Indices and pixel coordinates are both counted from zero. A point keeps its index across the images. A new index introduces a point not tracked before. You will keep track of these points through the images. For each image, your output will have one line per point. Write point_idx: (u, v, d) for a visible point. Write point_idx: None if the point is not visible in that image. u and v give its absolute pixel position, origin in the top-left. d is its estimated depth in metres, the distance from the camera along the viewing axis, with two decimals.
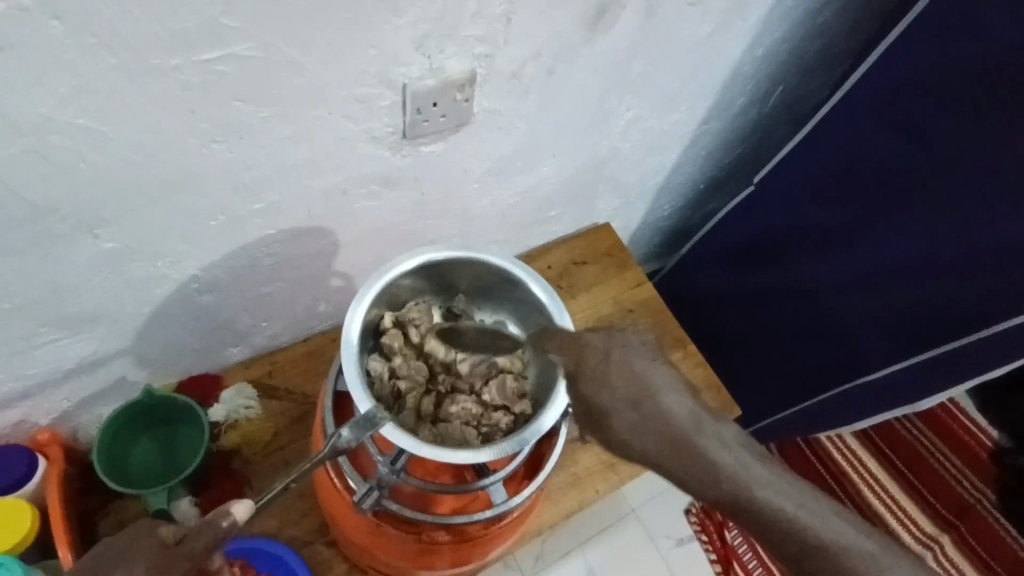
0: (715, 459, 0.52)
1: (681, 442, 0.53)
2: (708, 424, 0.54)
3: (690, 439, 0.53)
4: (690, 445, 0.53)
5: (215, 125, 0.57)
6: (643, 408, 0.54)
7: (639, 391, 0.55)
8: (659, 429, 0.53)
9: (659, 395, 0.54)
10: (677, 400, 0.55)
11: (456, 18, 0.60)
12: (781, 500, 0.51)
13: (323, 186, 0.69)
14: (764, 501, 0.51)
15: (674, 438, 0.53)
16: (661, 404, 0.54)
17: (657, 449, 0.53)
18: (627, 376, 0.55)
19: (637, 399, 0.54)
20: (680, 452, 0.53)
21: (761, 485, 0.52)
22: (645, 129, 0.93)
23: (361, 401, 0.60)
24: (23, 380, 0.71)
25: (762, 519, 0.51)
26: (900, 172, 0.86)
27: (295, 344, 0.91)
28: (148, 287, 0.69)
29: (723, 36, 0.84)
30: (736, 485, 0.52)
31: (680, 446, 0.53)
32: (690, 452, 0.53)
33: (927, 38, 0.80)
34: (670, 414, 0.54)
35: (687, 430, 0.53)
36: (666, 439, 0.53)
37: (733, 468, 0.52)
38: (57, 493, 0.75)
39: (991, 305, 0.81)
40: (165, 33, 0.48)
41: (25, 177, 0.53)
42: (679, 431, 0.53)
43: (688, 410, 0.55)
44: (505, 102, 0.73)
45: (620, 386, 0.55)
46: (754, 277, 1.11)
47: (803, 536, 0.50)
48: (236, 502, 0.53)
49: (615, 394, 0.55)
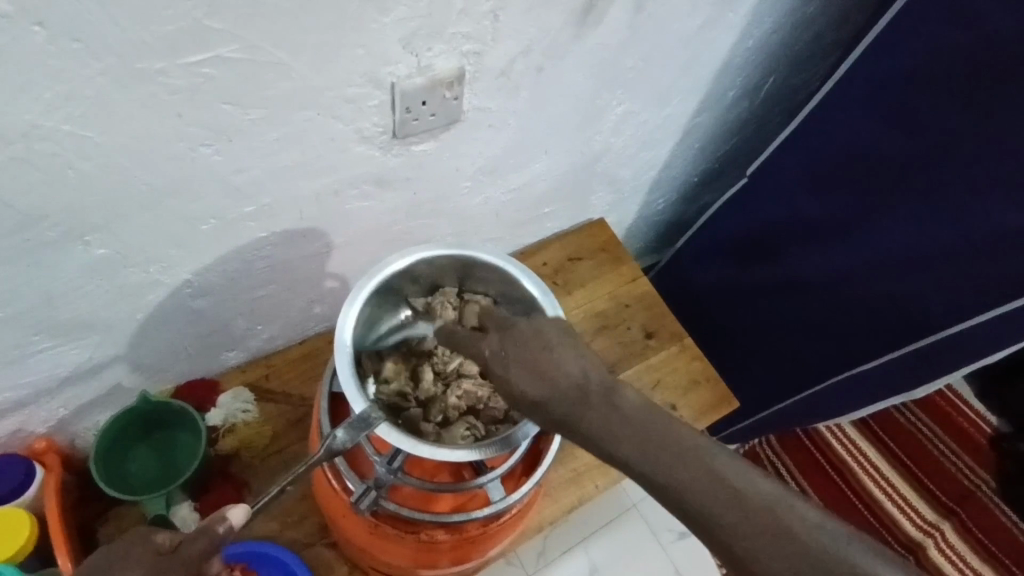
0: (614, 425, 0.48)
1: (572, 405, 0.50)
2: (606, 389, 0.51)
3: (583, 404, 0.50)
4: (583, 412, 0.50)
5: (204, 128, 0.57)
6: (537, 376, 0.52)
7: (534, 361, 0.53)
8: (549, 394, 0.51)
9: (551, 360, 0.53)
10: (571, 368, 0.52)
11: (442, 16, 0.60)
12: (680, 459, 0.45)
13: (315, 188, 0.69)
14: (661, 466, 0.45)
15: (563, 402, 0.51)
16: (551, 371, 0.52)
17: (555, 417, 0.51)
18: (523, 346, 0.55)
19: (532, 367, 0.53)
20: (570, 416, 0.50)
21: (660, 443, 0.46)
22: (636, 124, 0.93)
23: (356, 402, 0.59)
24: (19, 389, 0.71)
25: (661, 484, 0.45)
26: (891, 160, 0.87)
27: (292, 347, 0.91)
28: (141, 292, 0.69)
29: (712, 28, 0.84)
30: (626, 444, 0.47)
31: (572, 412, 0.50)
32: (580, 415, 0.50)
33: (916, 25, 0.79)
34: (563, 380, 0.52)
35: (580, 395, 0.50)
36: (558, 405, 0.51)
37: (622, 430, 0.47)
38: (55, 501, 0.75)
39: (987, 291, 0.81)
40: (150, 36, 0.48)
41: (13, 185, 0.53)
42: (573, 395, 0.51)
43: (585, 375, 0.52)
44: (495, 99, 0.73)
45: (520, 358, 0.54)
46: (749, 269, 1.11)
47: (708, 505, 0.42)
48: (232, 506, 0.54)
49: (510, 365, 0.54)
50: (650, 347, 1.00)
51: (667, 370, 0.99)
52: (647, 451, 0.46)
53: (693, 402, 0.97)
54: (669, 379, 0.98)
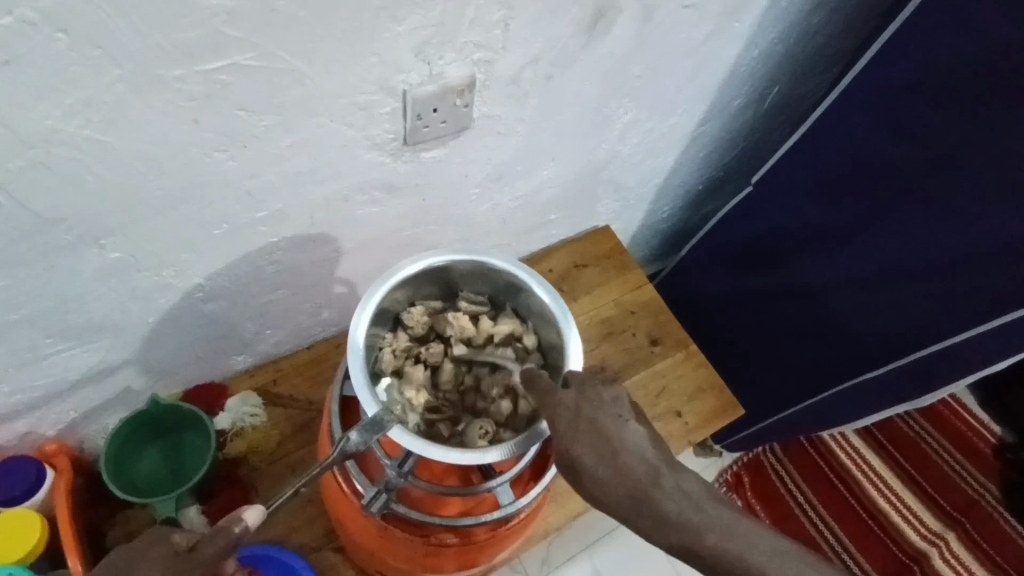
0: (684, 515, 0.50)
1: (639, 490, 0.51)
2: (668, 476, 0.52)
3: (654, 490, 0.51)
4: (653, 501, 0.51)
5: (219, 134, 0.58)
6: (605, 461, 0.52)
7: (600, 442, 0.53)
8: (618, 480, 0.52)
9: (618, 443, 0.53)
10: (637, 457, 0.53)
11: (454, 25, 0.61)
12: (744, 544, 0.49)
13: (326, 193, 0.70)
14: (727, 548, 0.49)
15: (630, 488, 0.51)
16: (618, 460, 0.52)
17: (618, 500, 0.52)
18: (590, 425, 0.54)
19: (600, 449, 0.53)
20: (638, 504, 0.51)
21: (724, 528, 0.50)
22: (642, 132, 0.94)
23: (367, 405, 0.60)
24: (30, 392, 0.71)
25: (724, 566, 0.49)
26: (896, 169, 0.87)
27: (299, 352, 0.91)
28: (153, 296, 0.70)
29: (718, 38, 0.85)
30: (694, 527, 0.50)
31: (638, 497, 0.51)
32: (651, 500, 0.51)
33: (921, 36, 0.80)
34: (629, 467, 0.52)
35: (648, 480, 0.52)
36: (625, 489, 0.51)
37: (701, 523, 0.50)
38: (65, 502, 0.75)
39: (990, 299, 0.81)
40: (169, 44, 0.49)
41: (32, 188, 0.53)
42: (638, 478, 0.52)
43: (648, 461, 0.53)
44: (504, 107, 0.74)
45: (589, 437, 0.54)
46: (754, 277, 1.11)
47: None
48: (247, 507, 0.54)
49: (575, 442, 0.54)
50: (656, 354, 1.00)
51: (672, 378, 0.99)
52: (713, 534, 0.50)
53: (699, 409, 0.98)
54: (676, 385, 0.99)
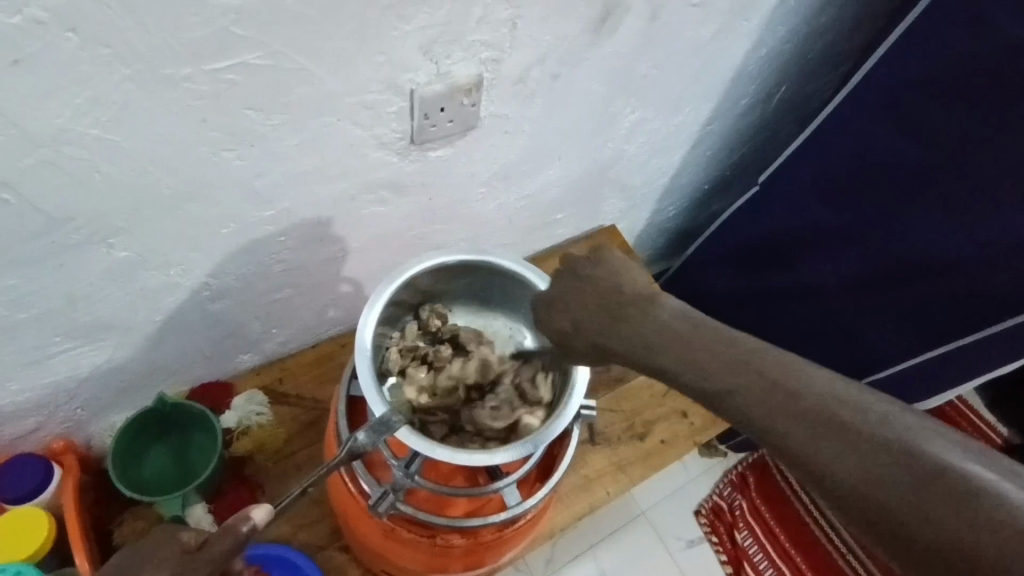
0: (736, 381, 0.49)
1: (667, 348, 0.54)
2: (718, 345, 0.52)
3: (660, 326, 0.56)
4: (698, 362, 0.52)
5: (227, 134, 0.58)
6: (589, 310, 0.61)
7: (580, 296, 0.62)
8: (603, 323, 0.59)
9: (605, 292, 0.61)
10: (662, 326, 0.56)
11: (462, 24, 0.61)
12: (803, 400, 0.46)
13: (333, 192, 0.70)
14: (787, 405, 0.46)
15: (671, 357, 0.54)
16: (646, 331, 0.56)
17: (640, 353, 0.56)
18: (575, 291, 0.63)
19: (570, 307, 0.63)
20: (626, 340, 0.57)
21: (781, 383, 0.48)
22: (649, 131, 0.93)
23: (376, 405, 0.60)
24: (38, 390, 0.72)
25: (782, 433, 0.46)
26: (905, 169, 0.86)
27: (305, 350, 0.91)
28: (160, 295, 0.70)
29: (726, 36, 0.85)
30: (744, 383, 0.49)
31: (680, 362, 0.53)
32: (691, 361, 0.53)
33: (931, 34, 0.79)
34: (663, 336, 0.55)
35: (641, 323, 0.57)
36: (659, 354, 0.55)
37: (711, 355, 0.52)
38: (73, 500, 0.75)
39: (998, 300, 0.81)
40: (178, 43, 0.49)
41: (40, 188, 0.53)
42: (678, 344, 0.54)
43: (636, 301, 0.59)
44: (511, 106, 0.74)
45: (612, 312, 0.59)
46: (761, 277, 1.11)
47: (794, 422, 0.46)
48: (255, 506, 0.54)
49: (567, 308, 0.63)
50: None
51: None
52: (768, 388, 0.48)
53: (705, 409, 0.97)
54: None
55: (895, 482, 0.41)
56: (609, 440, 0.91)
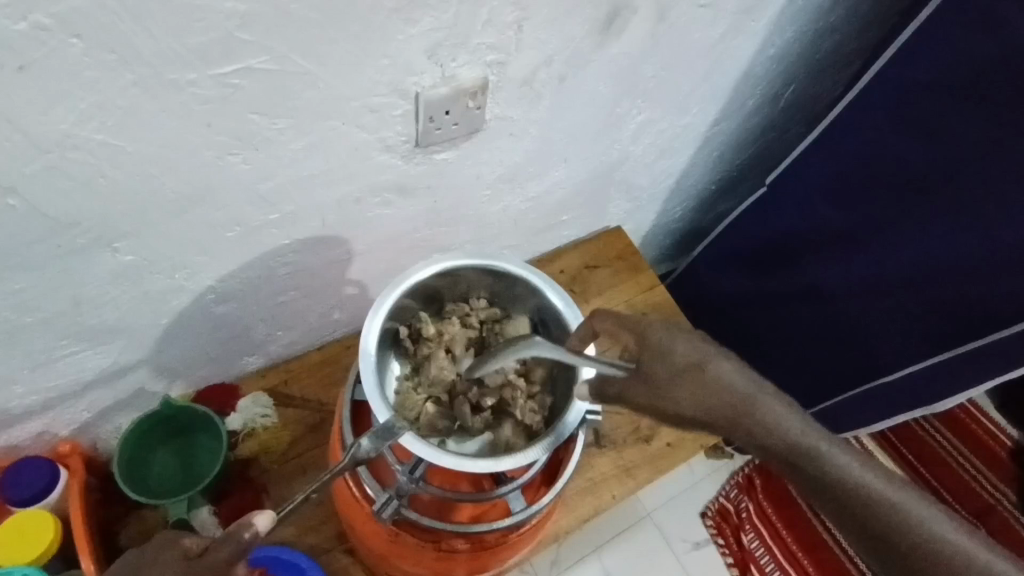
0: (854, 483, 0.55)
1: (794, 447, 0.56)
2: (830, 448, 0.56)
3: (757, 411, 0.57)
4: (827, 469, 0.56)
5: (232, 138, 0.57)
6: (705, 394, 0.58)
7: (694, 373, 0.58)
8: (722, 406, 0.58)
9: (720, 384, 0.58)
10: (784, 424, 0.57)
11: (467, 27, 0.60)
12: (905, 516, 0.54)
13: (339, 195, 0.70)
14: (894, 518, 0.54)
15: (795, 450, 0.56)
16: (764, 428, 0.57)
17: (757, 443, 0.57)
18: (674, 357, 0.59)
19: (695, 378, 0.58)
20: (743, 429, 0.57)
21: (891, 495, 0.55)
22: (656, 132, 0.93)
23: (380, 411, 0.60)
24: (44, 393, 0.72)
25: (847, 506, 0.55)
26: (915, 171, 0.86)
27: (310, 352, 0.91)
28: (166, 298, 0.70)
29: (734, 37, 0.84)
30: (861, 488, 0.55)
31: (812, 461, 0.56)
32: (816, 462, 0.56)
33: (941, 35, 0.79)
34: (786, 436, 0.57)
35: (750, 411, 0.57)
36: (793, 453, 0.56)
37: (796, 436, 0.57)
38: (79, 502, 0.76)
39: (1008, 305, 0.80)
40: (182, 47, 0.49)
41: (45, 193, 0.53)
42: (804, 444, 0.56)
43: (746, 389, 0.58)
44: (516, 109, 0.73)
45: (739, 403, 0.57)
46: (769, 279, 1.10)
47: (864, 501, 0.55)
48: (257, 511, 0.53)
49: (669, 376, 0.59)
50: None
51: None
52: (881, 498, 0.55)
53: None
54: None
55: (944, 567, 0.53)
56: (615, 443, 0.91)
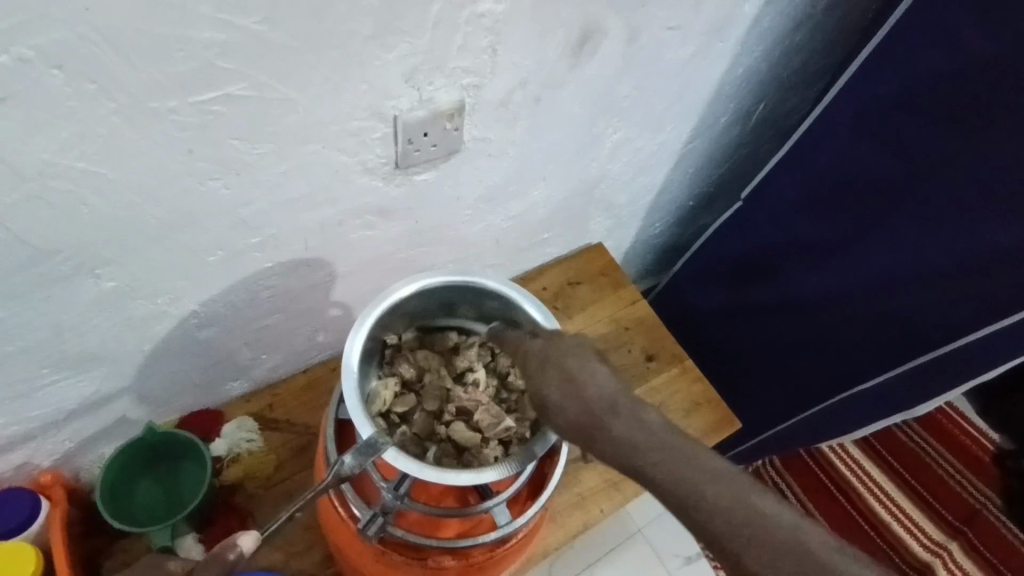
0: (698, 486, 0.50)
1: (638, 447, 0.53)
2: (686, 457, 0.52)
3: (610, 418, 0.55)
4: (669, 466, 0.52)
5: (213, 163, 0.58)
6: (570, 395, 0.58)
7: (567, 381, 0.59)
8: (578, 408, 0.57)
9: (581, 386, 0.58)
10: (631, 428, 0.54)
11: (443, 51, 0.62)
12: (743, 514, 0.48)
13: (320, 218, 0.71)
14: (735, 516, 0.49)
15: (641, 459, 0.53)
16: (617, 434, 0.54)
17: (609, 448, 0.55)
18: (556, 364, 0.60)
19: (562, 385, 0.59)
20: (603, 433, 0.55)
21: (751, 505, 0.49)
22: (632, 150, 0.95)
23: (363, 427, 0.60)
24: (26, 423, 0.71)
25: (701, 521, 0.50)
26: (880, 182, 0.89)
27: (295, 376, 0.92)
28: (149, 324, 0.70)
29: (704, 57, 0.87)
30: (708, 496, 0.50)
31: (654, 467, 0.52)
32: (656, 463, 0.52)
33: (899, 52, 0.82)
34: (635, 440, 0.54)
35: (604, 417, 0.56)
36: (635, 454, 0.53)
37: (645, 443, 0.53)
38: (61, 537, 0.75)
39: (977, 309, 0.82)
40: (163, 77, 0.50)
41: (27, 221, 0.54)
42: (646, 454, 0.53)
43: (608, 393, 0.57)
44: (493, 129, 0.75)
45: (596, 402, 0.57)
46: (748, 291, 1.12)
47: (706, 509, 0.49)
48: (242, 533, 0.54)
49: (544, 381, 0.60)
50: (651, 370, 1.00)
51: (669, 393, 0.99)
52: (721, 499, 0.49)
53: (695, 424, 0.97)
54: (670, 401, 0.99)
55: None
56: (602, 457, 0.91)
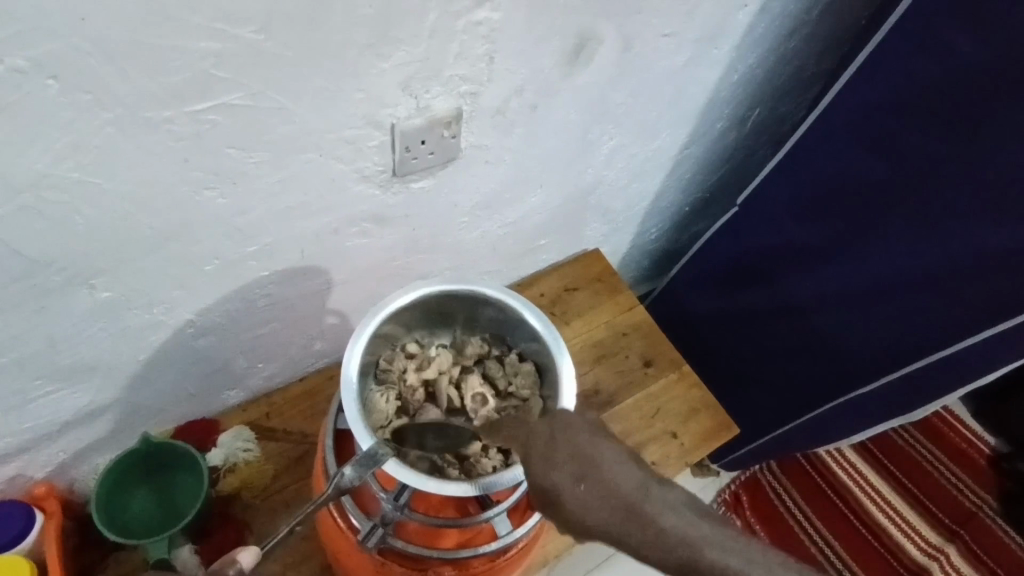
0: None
1: (683, 540, 0.51)
2: (728, 546, 0.50)
3: (644, 506, 0.53)
4: (719, 560, 0.49)
5: (209, 173, 0.58)
6: (593, 486, 0.55)
7: (587, 467, 0.56)
8: (609, 501, 0.54)
9: (603, 474, 0.55)
10: (669, 518, 0.52)
11: (440, 59, 0.62)
12: None
13: (316, 227, 0.71)
14: None
15: (689, 550, 0.50)
16: (658, 526, 0.52)
17: (646, 543, 0.52)
18: (569, 444, 0.57)
19: (581, 473, 0.55)
20: (639, 526, 0.52)
21: None
22: (628, 157, 0.95)
23: (362, 438, 0.60)
24: (19, 435, 0.71)
25: None
26: (875, 187, 0.89)
27: (292, 384, 0.91)
28: (144, 334, 0.69)
29: (699, 64, 0.87)
30: None
31: (702, 560, 0.50)
32: (710, 556, 0.50)
33: (893, 59, 0.82)
34: (678, 533, 0.51)
35: (637, 506, 0.53)
36: (682, 547, 0.50)
37: (689, 534, 0.51)
38: (56, 549, 0.74)
39: (973, 313, 0.83)
40: (159, 87, 0.50)
41: (20, 232, 0.53)
42: (692, 545, 0.50)
43: (630, 478, 0.55)
44: (490, 137, 0.75)
45: (616, 481, 0.54)
46: (744, 296, 1.12)
47: None
48: (240, 550, 0.54)
49: (558, 470, 0.56)
50: (649, 376, 1.00)
51: (667, 399, 0.99)
52: None
53: (693, 430, 0.97)
54: (668, 407, 0.99)
55: None
56: None
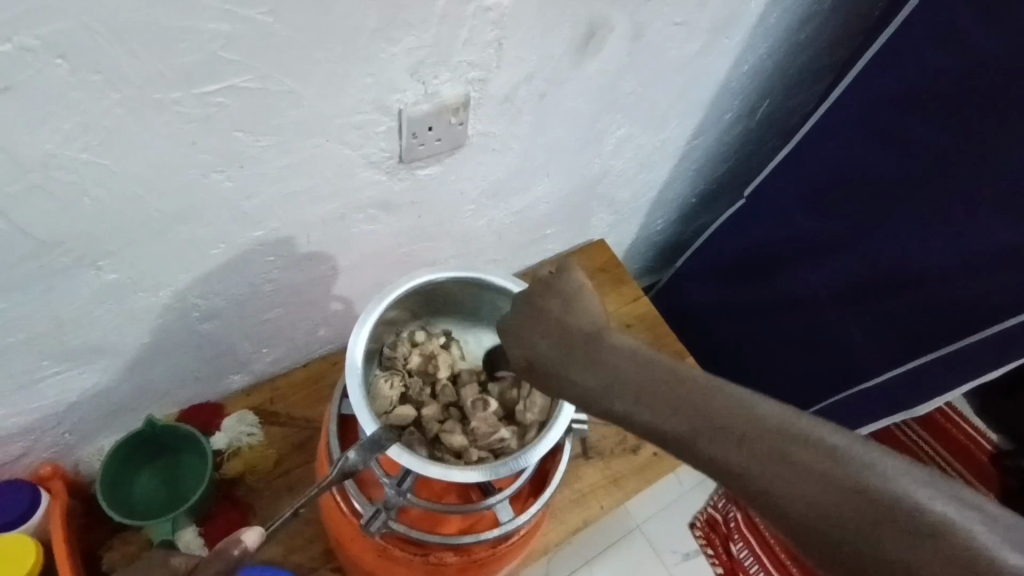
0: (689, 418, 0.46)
1: (618, 383, 0.51)
2: (678, 387, 0.48)
3: (587, 350, 0.54)
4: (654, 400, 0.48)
5: (217, 156, 0.58)
6: (546, 332, 0.57)
7: (546, 322, 0.58)
8: (555, 345, 0.56)
9: (560, 322, 0.57)
10: (613, 361, 0.52)
11: (449, 45, 0.62)
12: (757, 445, 0.43)
13: (322, 212, 0.70)
14: (738, 444, 0.43)
15: (624, 391, 0.50)
16: (597, 367, 0.52)
17: (587, 384, 0.53)
18: (538, 306, 0.59)
19: (541, 325, 0.58)
20: (579, 366, 0.53)
21: (758, 432, 0.43)
22: (635, 147, 0.95)
23: (367, 423, 0.60)
24: (25, 415, 0.71)
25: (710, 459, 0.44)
26: (884, 181, 0.88)
27: (296, 370, 0.92)
28: (150, 316, 0.70)
29: (708, 54, 0.87)
30: (713, 426, 0.44)
31: (637, 403, 0.49)
32: (645, 399, 0.48)
33: (905, 50, 0.81)
34: (620, 372, 0.51)
35: (583, 347, 0.54)
36: (617, 388, 0.51)
37: (629, 377, 0.50)
38: (61, 528, 0.74)
39: (981, 308, 0.82)
40: (167, 68, 0.50)
41: (27, 212, 0.53)
42: (633, 387, 0.50)
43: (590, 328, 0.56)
44: (498, 124, 0.74)
45: (593, 349, 0.53)
46: (750, 289, 1.12)
47: (711, 439, 0.44)
48: (246, 528, 0.54)
49: (522, 322, 0.60)
50: None
51: None
52: (723, 434, 0.44)
53: None
54: None
55: (855, 522, 0.38)
56: (602, 453, 0.92)
